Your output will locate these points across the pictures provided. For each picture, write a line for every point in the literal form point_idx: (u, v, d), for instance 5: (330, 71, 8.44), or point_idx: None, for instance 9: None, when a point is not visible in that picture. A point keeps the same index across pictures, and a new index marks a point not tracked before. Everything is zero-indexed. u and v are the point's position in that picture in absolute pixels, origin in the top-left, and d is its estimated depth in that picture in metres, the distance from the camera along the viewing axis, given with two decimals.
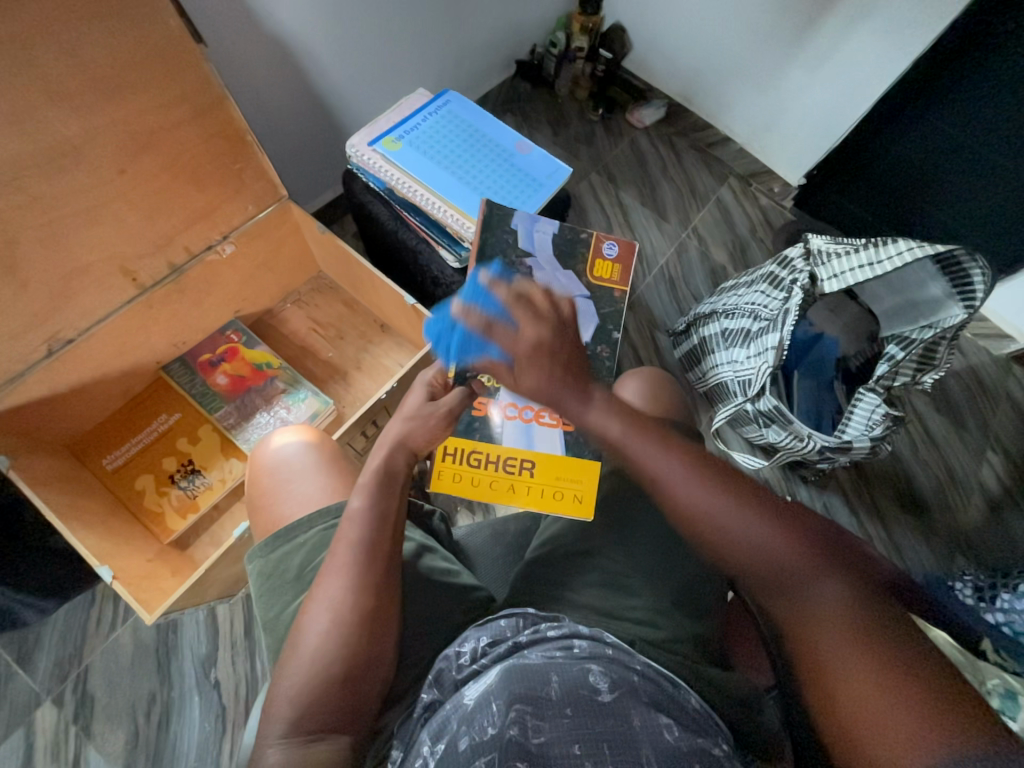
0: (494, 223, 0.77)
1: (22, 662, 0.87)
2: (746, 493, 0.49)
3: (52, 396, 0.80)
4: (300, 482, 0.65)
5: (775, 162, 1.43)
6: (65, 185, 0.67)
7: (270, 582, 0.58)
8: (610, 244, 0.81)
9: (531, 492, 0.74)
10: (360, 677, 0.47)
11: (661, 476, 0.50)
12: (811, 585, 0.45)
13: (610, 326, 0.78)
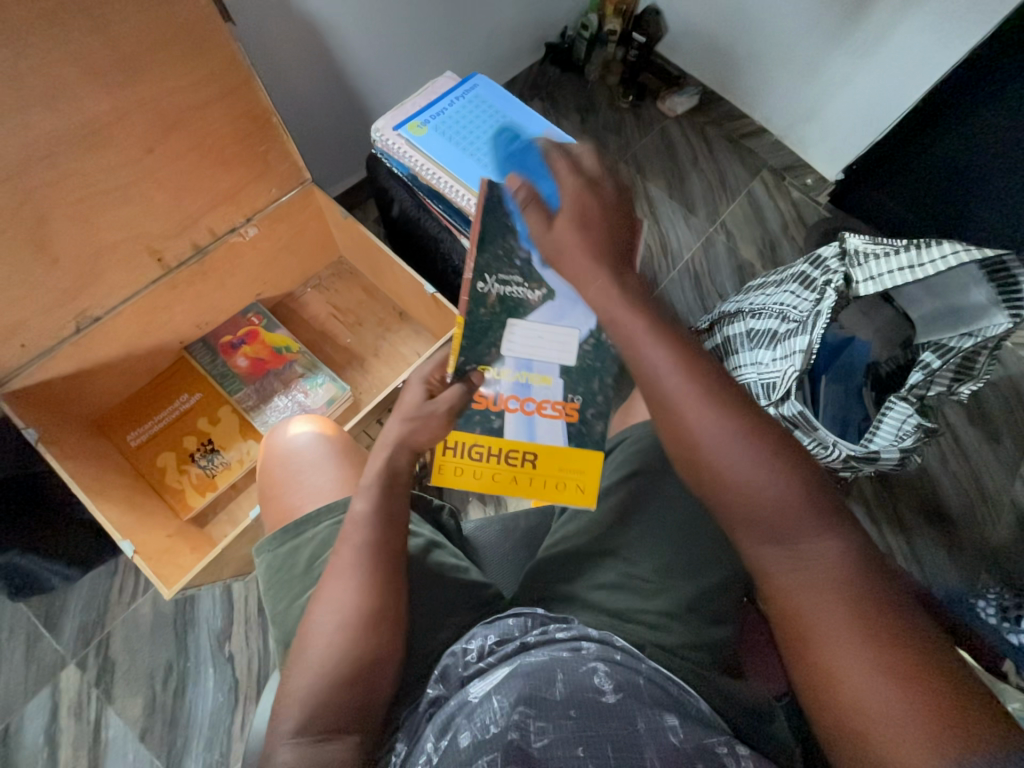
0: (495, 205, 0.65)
1: (48, 625, 0.91)
2: (754, 430, 0.44)
3: (79, 372, 0.82)
4: (310, 475, 0.65)
5: (813, 156, 1.37)
6: (95, 164, 0.67)
7: (278, 575, 0.59)
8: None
9: (532, 484, 0.69)
10: (367, 674, 0.47)
11: (664, 391, 0.46)
12: (808, 539, 0.41)
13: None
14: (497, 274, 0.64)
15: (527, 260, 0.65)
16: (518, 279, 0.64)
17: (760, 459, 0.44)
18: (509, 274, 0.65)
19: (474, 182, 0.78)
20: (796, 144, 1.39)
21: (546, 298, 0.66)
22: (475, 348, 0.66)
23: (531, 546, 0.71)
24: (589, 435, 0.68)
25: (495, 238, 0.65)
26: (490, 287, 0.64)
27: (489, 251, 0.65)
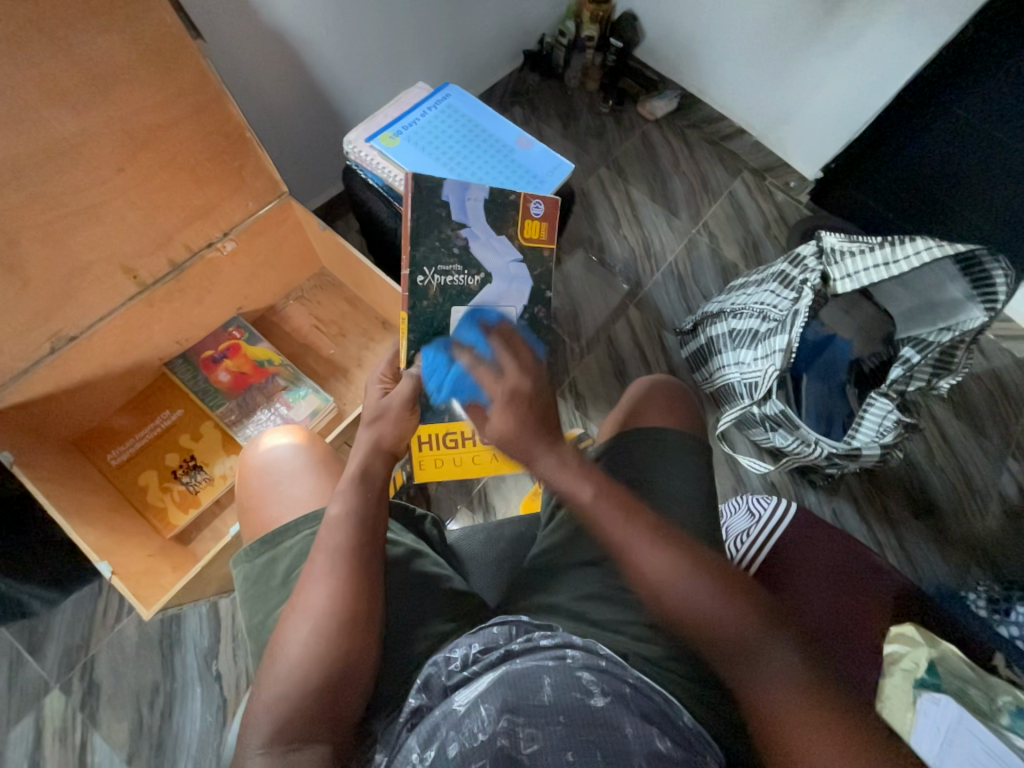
0: (425, 202, 0.66)
1: (32, 650, 0.90)
2: (705, 567, 0.51)
3: (56, 393, 0.81)
4: (287, 487, 0.64)
5: (791, 155, 1.38)
6: (65, 184, 0.67)
7: (255, 586, 0.58)
8: (537, 199, 0.71)
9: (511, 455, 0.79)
10: (341, 681, 0.47)
11: (625, 547, 0.52)
12: (765, 658, 0.48)
13: (543, 287, 0.76)
14: (435, 267, 0.68)
15: (464, 248, 0.69)
16: (457, 268, 0.69)
17: (715, 593, 0.51)
18: (446, 266, 0.69)
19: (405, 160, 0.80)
20: (776, 144, 1.40)
21: (483, 283, 0.71)
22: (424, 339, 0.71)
23: (514, 554, 0.71)
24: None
25: (430, 232, 0.67)
26: (430, 280, 0.69)
27: (425, 245, 0.68)
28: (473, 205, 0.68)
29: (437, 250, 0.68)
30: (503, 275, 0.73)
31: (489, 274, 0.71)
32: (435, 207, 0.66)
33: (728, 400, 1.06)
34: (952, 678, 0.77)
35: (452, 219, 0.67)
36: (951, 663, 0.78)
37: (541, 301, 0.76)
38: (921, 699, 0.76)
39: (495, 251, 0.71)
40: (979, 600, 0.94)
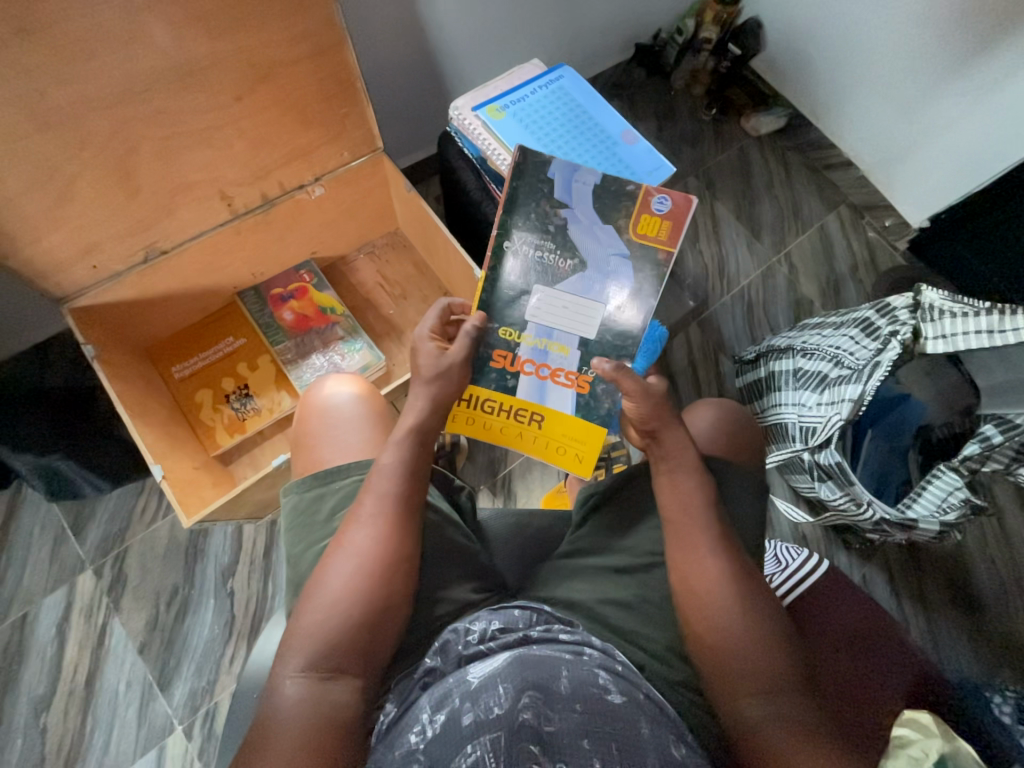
0: (532, 175, 0.68)
1: (74, 530, 0.97)
2: (752, 592, 0.53)
3: (139, 300, 0.86)
4: (344, 431, 0.66)
5: (898, 198, 1.29)
6: (186, 104, 0.70)
7: (300, 517, 0.61)
8: (661, 194, 0.67)
9: (535, 444, 0.68)
10: (375, 624, 0.49)
11: (682, 545, 0.55)
12: (786, 701, 0.48)
13: (646, 290, 0.67)
14: (526, 235, 0.67)
15: (561, 228, 0.67)
16: (549, 244, 0.67)
17: (754, 621, 0.52)
18: (539, 237, 0.67)
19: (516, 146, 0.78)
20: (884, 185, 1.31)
21: (575, 268, 0.67)
22: (502, 309, 0.67)
23: (536, 547, 0.70)
24: (597, 410, 0.67)
25: (529, 203, 0.68)
26: (518, 245, 0.67)
27: (522, 215, 0.68)
28: (579, 187, 0.67)
29: (532, 219, 0.67)
30: (599, 264, 0.67)
31: (586, 260, 0.67)
32: (540, 181, 0.68)
33: (777, 439, 1.01)
34: None
35: (554, 197, 0.67)
36: None
37: (634, 305, 0.67)
38: None
39: (596, 239, 0.67)
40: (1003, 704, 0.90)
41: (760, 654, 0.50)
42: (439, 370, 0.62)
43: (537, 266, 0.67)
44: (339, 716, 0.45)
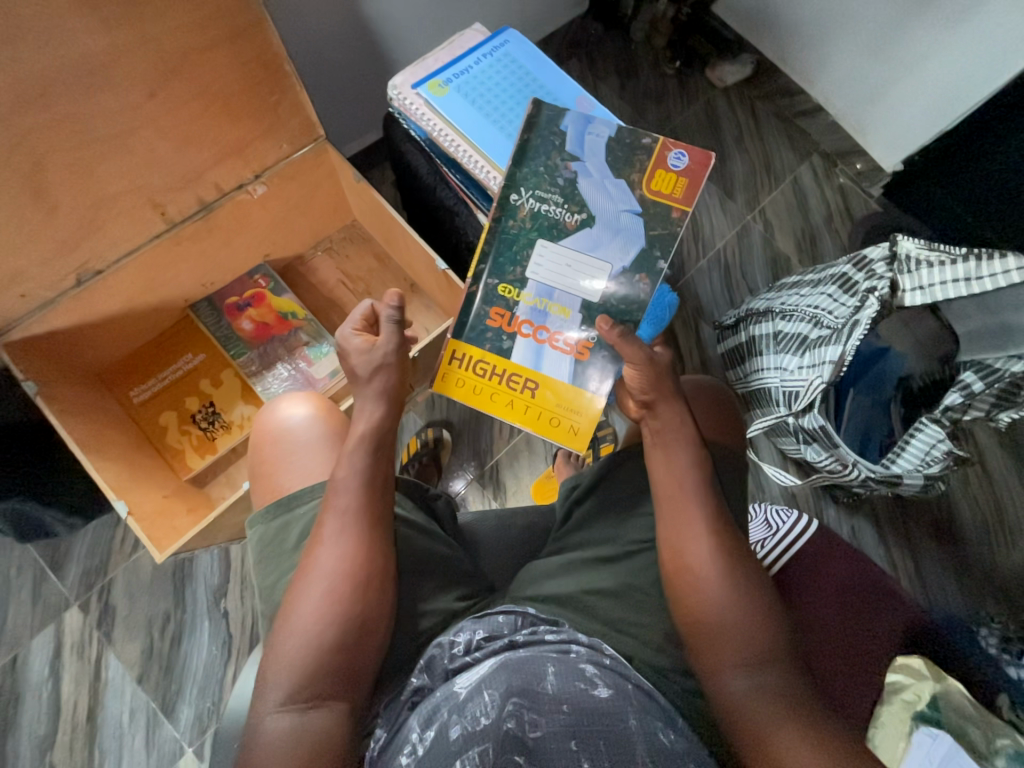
0: (541, 127, 0.65)
1: (54, 567, 0.94)
2: (739, 566, 0.52)
3: (81, 325, 0.81)
4: (302, 456, 0.63)
5: (871, 143, 1.25)
6: (93, 107, 0.63)
7: (268, 548, 0.59)
8: (678, 149, 0.64)
9: (527, 412, 0.64)
10: (350, 647, 0.48)
11: (678, 529, 0.54)
12: (772, 670, 0.48)
13: (656, 250, 0.64)
14: (533, 189, 0.64)
15: (571, 180, 0.64)
16: (556, 198, 0.64)
17: (741, 595, 0.51)
18: (547, 191, 0.64)
19: (481, 138, 0.72)
20: (856, 128, 1.26)
21: (583, 224, 0.64)
22: (499, 265, 0.64)
23: (525, 544, 0.69)
24: (592, 379, 0.64)
25: (537, 157, 0.65)
26: (525, 199, 0.64)
27: (529, 168, 0.65)
28: (592, 140, 0.65)
29: (540, 172, 0.64)
30: (610, 220, 0.64)
31: (596, 215, 0.64)
32: (551, 133, 0.65)
33: (762, 403, 1.01)
34: (956, 716, 0.79)
35: (564, 147, 0.64)
36: (953, 698, 0.79)
37: (646, 266, 0.64)
38: (918, 731, 0.78)
39: (607, 194, 0.64)
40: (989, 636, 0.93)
41: (750, 630, 0.50)
42: (374, 366, 0.57)
43: (543, 222, 0.64)
44: (323, 742, 0.44)
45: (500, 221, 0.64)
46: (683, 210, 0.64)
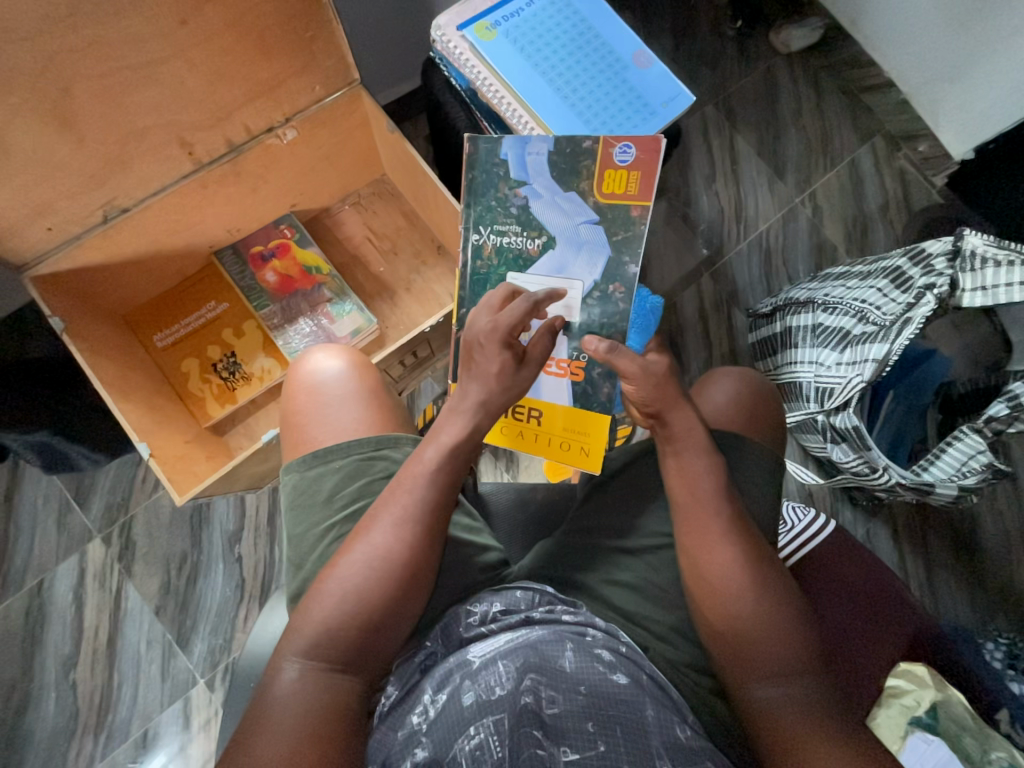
0: (483, 163, 0.63)
1: (79, 500, 0.97)
2: (765, 574, 0.50)
3: (107, 265, 0.80)
4: (335, 410, 0.63)
5: (940, 125, 1.15)
6: (121, 31, 0.59)
7: (301, 498, 0.59)
8: (623, 143, 0.60)
9: (536, 440, 0.67)
10: (378, 621, 0.48)
11: (705, 530, 0.52)
12: (799, 680, 0.47)
13: (623, 255, 0.61)
14: (491, 225, 0.63)
15: (525, 207, 0.62)
16: (514, 227, 0.62)
17: (767, 604, 0.50)
18: (504, 223, 0.63)
19: (529, 93, 0.67)
20: (926, 109, 1.16)
21: (546, 247, 0.62)
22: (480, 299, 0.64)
23: (538, 522, 0.68)
24: (596, 397, 0.65)
25: (486, 192, 0.63)
26: (485, 237, 0.64)
27: (482, 205, 0.64)
28: (534, 160, 0.62)
29: (494, 207, 0.63)
30: (569, 237, 0.61)
31: (556, 235, 0.62)
32: (493, 166, 0.63)
33: (789, 396, 0.97)
34: (953, 724, 0.79)
35: (509, 176, 0.62)
36: (953, 709, 0.79)
37: (617, 275, 0.61)
38: (912, 736, 0.79)
39: (562, 211, 0.61)
40: (997, 652, 0.90)
41: (777, 639, 0.49)
42: (495, 355, 0.55)
43: (508, 255, 0.63)
44: (344, 709, 0.44)
45: (468, 269, 0.64)
46: (641, 207, 0.61)
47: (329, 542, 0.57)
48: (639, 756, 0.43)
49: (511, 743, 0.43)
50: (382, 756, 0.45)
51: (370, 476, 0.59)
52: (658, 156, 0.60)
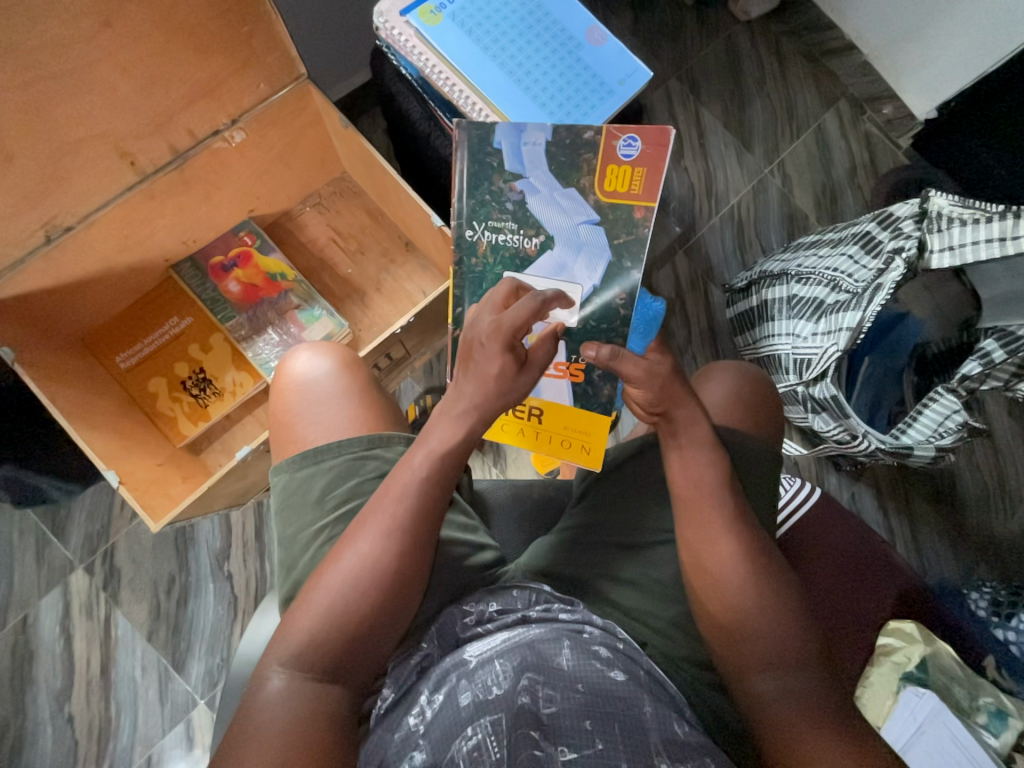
0: (475, 151, 0.59)
1: (55, 532, 0.94)
2: (764, 566, 0.50)
3: (56, 287, 0.77)
4: (325, 408, 0.61)
5: (904, 86, 1.15)
6: (39, 38, 0.55)
7: (291, 498, 0.58)
8: (628, 137, 0.58)
9: (539, 437, 0.66)
10: (366, 632, 0.47)
11: (704, 521, 0.52)
12: (797, 671, 0.47)
13: (625, 260, 0.60)
14: (485, 222, 0.60)
15: (521, 202, 0.60)
16: (511, 225, 0.60)
17: (765, 596, 0.50)
18: (499, 219, 0.60)
19: (481, 78, 0.65)
20: (889, 70, 1.16)
21: (544, 247, 0.60)
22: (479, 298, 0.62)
23: (527, 519, 0.68)
24: (596, 397, 0.64)
25: (480, 184, 0.60)
26: (480, 234, 0.61)
27: (477, 199, 0.61)
28: (530, 150, 0.59)
29: (487, 202, 0.60)
30: (568, 237, 0.60)
31: (554, 233, 0.60)
32: (486, 156, 0.59)
33: (770, 369, 0.97)
34: (943, 676, 0.81)
35: (505, 167, 0.59)
36: (942, 660, 0.81)
37: (619, 280, 0.60)
38: (904, 691, 0.80)
39: (560, 209, 0.59)
40: (981, 600, 0.92)
41: (776, 631, 0.49)
42: (495, 350, 0.52)
43: (503, 254, 0.61)
44: (335, 717, 0.44)
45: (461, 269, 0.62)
46: (644, 208, 0.59)
47: (320, 544, 0.55)
48: (638, 755, 0.43)
49: (509, 744, 0.42)
50: (377, 760, 0.45)
51: (361, 477, 0.57)
52: (665, 155, 0.58)
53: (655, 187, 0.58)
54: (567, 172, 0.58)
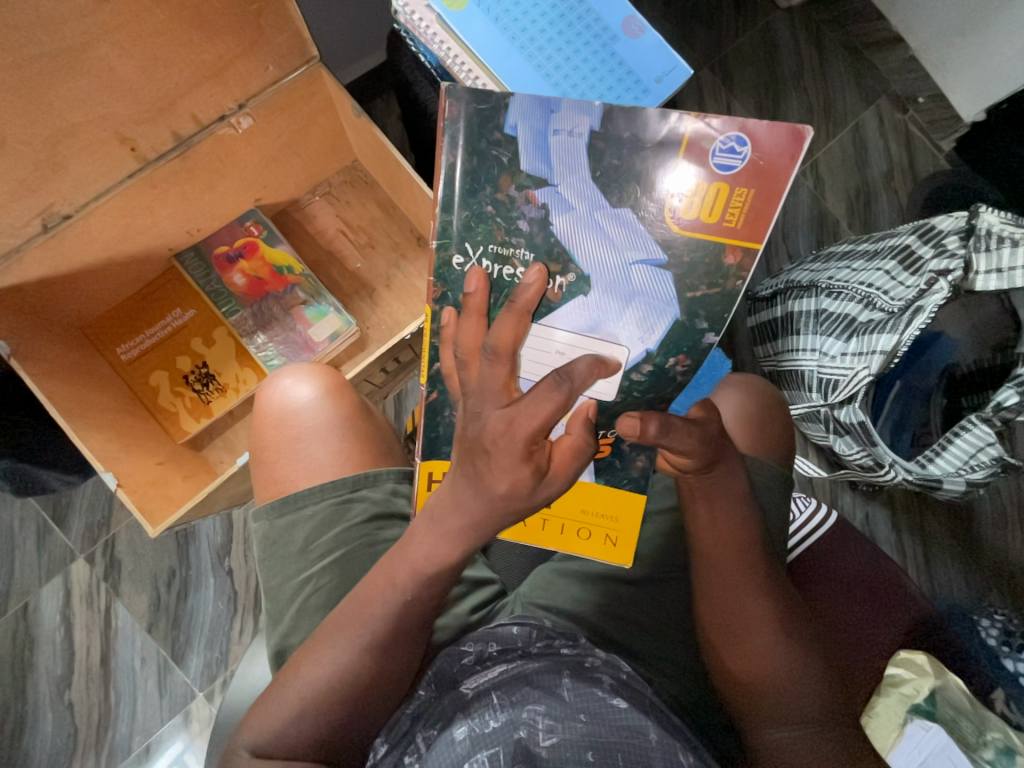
0: (473, 139, 0.45)
1: (57, 521, 0.94)
2: (783, 618, 0.52)
3: (55, 277, 0.74)
4: (309, 445, 0.64)
5: (951, 85, 1.08)
6: (32, 13, 0.51)
7: (274, 545, 0.62)
8: (731, 140, 0.43)
9: (561, 533, 0.54)
10: (368, 684, 0.47)
11: (726, 574, 0.53)
12: (812, 720, 0.49)
13: (698, 317, 0.46)
14: (483, 245, 0.46)
15: (545, 218, 0.45)
16: (523, 250, 0.45)
17: (784, 649, 0.51)
18: (505, 243, 0.46)
19: (504, 69, 0.60)
20: (937, 68, 1.09)
21: (574, 289, 0.46)
22: None
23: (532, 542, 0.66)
24: (626, 471, 0.52)
25: (480, 186, 0.45)
26: (473, 262, 0.46)
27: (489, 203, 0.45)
28: (557, 143, 0.45)
29: (488, 217, 0.45)
30: (616, 281, 0.46)
31: (591, 273, 0.46)
32: (490, 147, 0.45)
33: (788, 384, 0.92)
34: (952, 710, 0.78)
35: (523, 167, 0.45)
36: (952, 694, 0.78)
37: (688, 344, 0.47)
38: (911, 724, 0.78)
39: (608, 241, 0.45)
40: (992, 629, 0.91)
41: (794, 682, 0.51)
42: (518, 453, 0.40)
43: (506, 294, 0.46)
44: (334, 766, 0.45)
45: (445, 305, 0.47)
46: (740, 252, 0.45)
47: (305, 594, 0.60)
48: None
49: None
50: None
51: (346, 523, 0.61)
52: (787, 179, 0.43)
53: (761, 224, 0.44)
54: (604, 187, 0.45)
